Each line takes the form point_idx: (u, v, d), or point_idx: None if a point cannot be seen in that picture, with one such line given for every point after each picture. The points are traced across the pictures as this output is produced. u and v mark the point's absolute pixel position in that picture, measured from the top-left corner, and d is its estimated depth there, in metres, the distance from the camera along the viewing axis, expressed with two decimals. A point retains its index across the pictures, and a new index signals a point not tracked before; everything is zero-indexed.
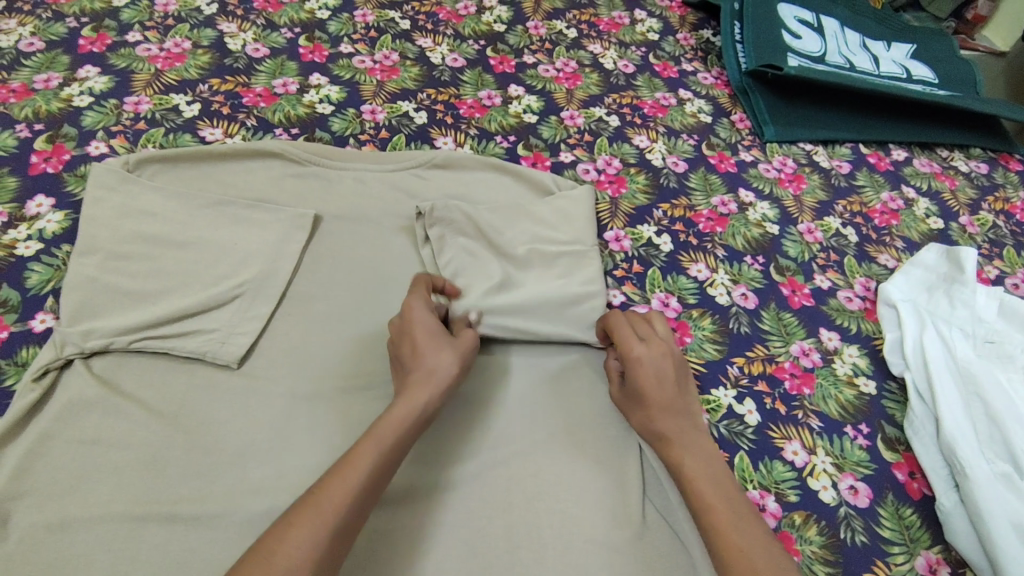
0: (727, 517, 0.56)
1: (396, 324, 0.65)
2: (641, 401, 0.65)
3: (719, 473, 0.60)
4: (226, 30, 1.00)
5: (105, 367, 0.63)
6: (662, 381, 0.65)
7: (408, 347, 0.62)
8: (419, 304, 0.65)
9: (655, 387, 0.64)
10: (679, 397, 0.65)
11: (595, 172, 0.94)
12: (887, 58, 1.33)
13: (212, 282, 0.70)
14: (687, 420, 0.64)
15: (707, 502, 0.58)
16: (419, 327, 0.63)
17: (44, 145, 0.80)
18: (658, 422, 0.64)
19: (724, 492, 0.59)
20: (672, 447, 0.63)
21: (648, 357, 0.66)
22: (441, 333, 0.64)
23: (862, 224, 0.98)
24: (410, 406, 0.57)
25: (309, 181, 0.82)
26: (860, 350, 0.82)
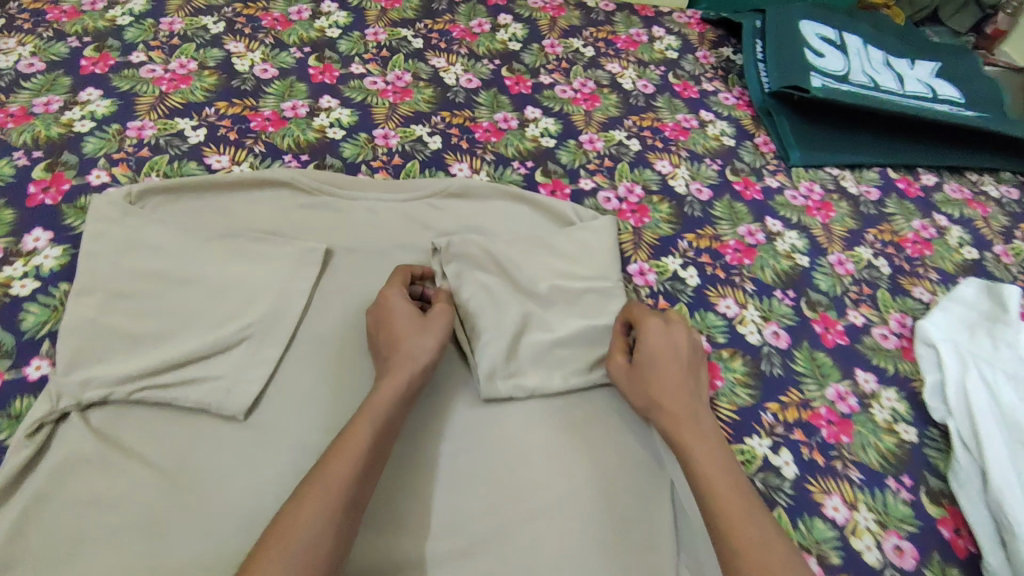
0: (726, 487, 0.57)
1: (373, 316, 0.67)
2: (649, 377, 0.66)
3: (722, 449, 0.61)
4: (233, 50, 0.97)
5: (104, 420, 0.60)
6: (676, 354, 0.68)
7: (385, 339, 0.64)
8: (395, 294, 0.67)
9: (669, 358, 0.67)
10: (687, 374, 0.68)
11: (616, 200, 0.90)
12: (912, 77, 1.28)
13: (217, 323, 0.66)
14: (692, 398, 0.65)
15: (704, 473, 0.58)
16: (396, 316, 0.65)
17: (43, 174, 0.77)
18: (666, 396, 0.64)
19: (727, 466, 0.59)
20: (676, 421, 0.63)
21: (661, 336, 0.69)
22: (417, 319, 0.66)
23: (894, 254, 0.94)
24: (387, 396, 0.59)
25: (320, 212, 0.78)
26: (898, 394, 0.79)
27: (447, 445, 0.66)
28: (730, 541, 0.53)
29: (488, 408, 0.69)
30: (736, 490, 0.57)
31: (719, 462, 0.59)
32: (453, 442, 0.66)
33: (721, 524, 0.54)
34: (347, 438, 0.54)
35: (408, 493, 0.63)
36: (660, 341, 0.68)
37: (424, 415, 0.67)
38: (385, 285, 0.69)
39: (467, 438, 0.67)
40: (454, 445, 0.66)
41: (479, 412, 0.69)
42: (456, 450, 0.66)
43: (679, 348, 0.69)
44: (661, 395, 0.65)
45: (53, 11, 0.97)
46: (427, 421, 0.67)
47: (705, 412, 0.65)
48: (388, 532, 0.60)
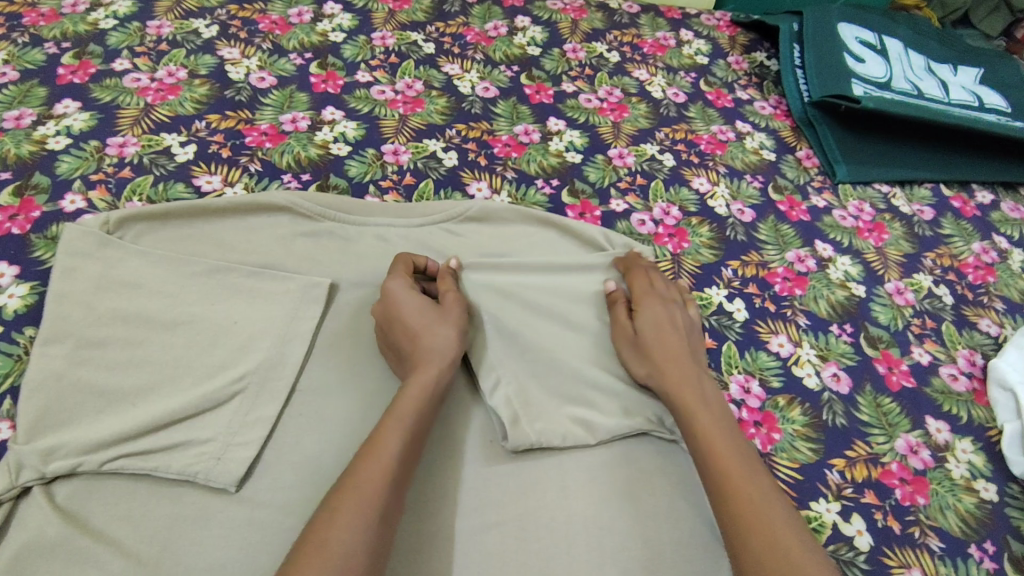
0: (733, 454, 0.54)
1: (379, 311, 0.61)
2: (648, 342, 0.64)
3: (734, 431, 0.57)
4: (227, 56, 0.88)
5: (71, 497, 0.51)
6: (674, 326, 0.65)
7: (402, 334, 0.58)
8: (399, 285, 0.61)
9: (666, 327, 0.65)
10: (687, 345, 0.65)
11: (652, 223, 0.82)
12: (955, 83, 1.14)
13: (206, 375, 0.57)
14: (693, 366, 0.62)
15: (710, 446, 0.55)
16: (405, 308, 0.59)
17: (11, 200, 0.68)
18: (667, 360, 0.62)
19: (742, 453, 0.54)
20: (679, 384, 0.60)
21: (660, 307, 0.66)
22: (431, 308, 0.60)
23: (955, 282, 0.85)
24: (414, 392, 0.54)
25: (324, 240, 0.68)
26: (974, 445, 0.70)
27: (469, 518, 0.57)
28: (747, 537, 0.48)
29: (518, 471, 0.60)
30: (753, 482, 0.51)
31: (736, 448, 0.54)
32: (477, 515, 0.57)
33: (734, 518, 0.49)
34: (349, 486, 0.47)
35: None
36: (660, 312, 0.66)
37: (443, 482, 0.58)
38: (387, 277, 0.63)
39: (493, 511, 0.57)
40: (478, 519, 0.57)
41: (507, 477, 0.59)
42: (480, 525, 0.56)
43: (680, 322, 0.66)
44: (664, 361, 0.62)
45: (30, 14, 0.88)
46: (447, 488, 0.58)
47: (709, 384, 0.62)
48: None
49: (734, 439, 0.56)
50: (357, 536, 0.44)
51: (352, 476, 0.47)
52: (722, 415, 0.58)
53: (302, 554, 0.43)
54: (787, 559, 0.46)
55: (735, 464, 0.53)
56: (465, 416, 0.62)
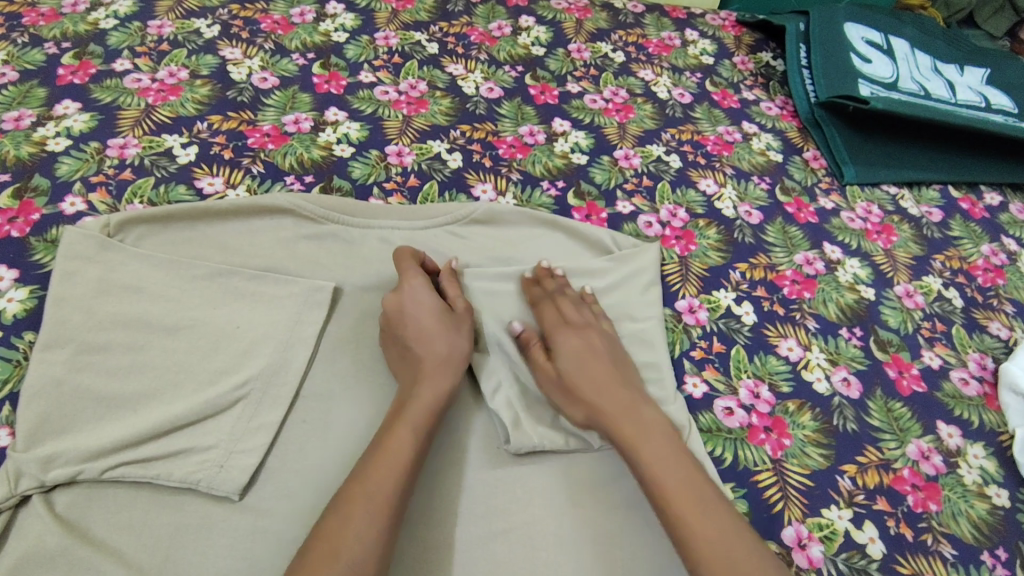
0: (683, 487, 0.51)
1: (394, 306, 0.60)
2: (573, 379, 0.59)
3: (684, 462, 0.53)
4: (229, 56, 0.87)
5: (71, 506, 0.50)
6: (594, 355, 0.61)
7: (415, 334, 0.58)
8: (417, 285, 0.62)
9: (587, 359, 0.60)
10: (614, 372, 0.60)
11: (658, 225, 0.81)
12: (962, 83, 1.12)
13: (208, 380, 0.56)
14: (629, 394, 0.58)
15: (660, 484, 0.52)
16: (422, 310, 0.60)
17: (10, 202, 0.67)
18: (598, 397, 0.58)
19: (695, 487, 0.51)
20: (617, 422, 0.56)
21: (575, 338, 0.62)
22: (445, 314, 0.61)
23: (965, 284, 0.84)
24: (431, 393, 0.54)
25: (328, 243, 0.67)
26: (986, 450, 0.69)
27: (473, 526, 0.55)
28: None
29: (523, 478, 0.58)
30: (714, 525, 0.49)
31: (690, 484, 0.51)
32: (480, 524, 0.55)
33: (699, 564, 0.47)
34: (355, 498, 0.46)
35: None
36: (579, 342, 0.62)
37: (446, 489, 0.57)
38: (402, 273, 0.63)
39: (497, 519, 0.56)
40: (482, 528, 0.55)
41: (511, 484, 0.58)
42: (483, 534, 0.55)
43: (603, 346, 0.62)
44: (594, 396, 0.58)
45: (29, 14, 0.87)
46: (450, 494, 0.56)
47: (650, 411, 0.57)
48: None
49: (688, 472, 0.52)
50: (363, 550, 0.44)
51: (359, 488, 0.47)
52: (667, 446, 0.54)
53: (311, 565, 0.42)
54: None
55: (688, 500, 0.50)
56: (469, 420, 0.60)
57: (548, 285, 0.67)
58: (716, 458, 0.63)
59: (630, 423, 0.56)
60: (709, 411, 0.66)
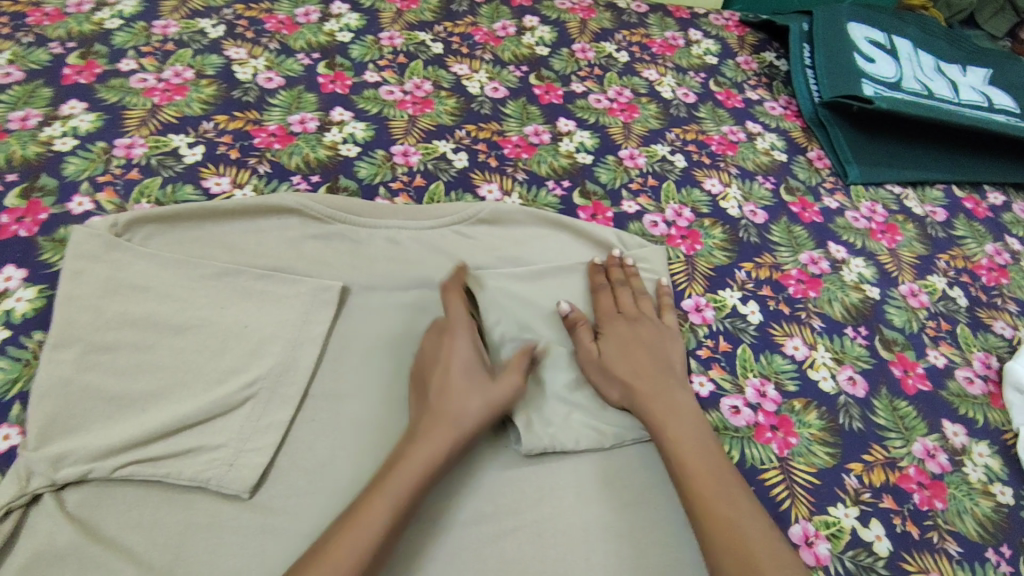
0: (703, 465, 0.54)
1: (432, 351, 0.58)
2: (611, 363, 0.62)
3: (708, 445, 0.56)
4: (234, 56, 0.87)
5: (82, 505, 0.50)
6: (641, 343, 0.65)
7: (438, 383, 0.56)
8: (464, 339, 0.58)
9: (633, 346, 0.64)
10: (657, 358, 0.64)
11: (664, 225, 0.81)
12: (965, 83, 1.12)
13: (217, 379, 0.56)
14: (668, 382, 0.62)
15: (680, 457, 0.55)
16: (456, 363, 0.57)
17: (18, 202, 0.67)
18: (637, 379, 0.61)
19: (716, 469, 0.54)
20: (651, 403, 0.60)
21: (624, 327, 0.66)
22: (480, 374, 0.57)
23: (969, 284, 0.85)
24: (429, 453, 0.51)
25: (335, 243, 0.68)
26: (990, 448, 0.69)
27: (482, 524, 0.55)
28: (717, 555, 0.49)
29: (531, 477, 0.58)
30: (727, 501, 0.52)
31: (711, 464, 0.55)
32: (488, 522, 0.56)
33: (707, 529, 0.50)
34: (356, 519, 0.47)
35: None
36: (625, 333, 0.65)
37: (456, 487, 0.57)
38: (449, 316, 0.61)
39: (506, 517, 0.56)
40: (490, 525, 0.55)
41: (520, 481, 0.58)
42: (492, 532, 0.55)
43: (652, 338, 0.65)
44: (633, 378, 0.61)
45: (34, 13, 0.87)
46: (459, 493, 0.57)
47: (684, 396, 0.61)
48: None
49: (710, 454, 0.56)
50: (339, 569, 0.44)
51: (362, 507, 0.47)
52: (694, 429, 0.58)
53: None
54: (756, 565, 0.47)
55: (704, 475, 0.54)
56: None
57: (614, 275, 0.70)
58: None
59: (662, 402, 0.60)
60: (715, 409, 0.66)
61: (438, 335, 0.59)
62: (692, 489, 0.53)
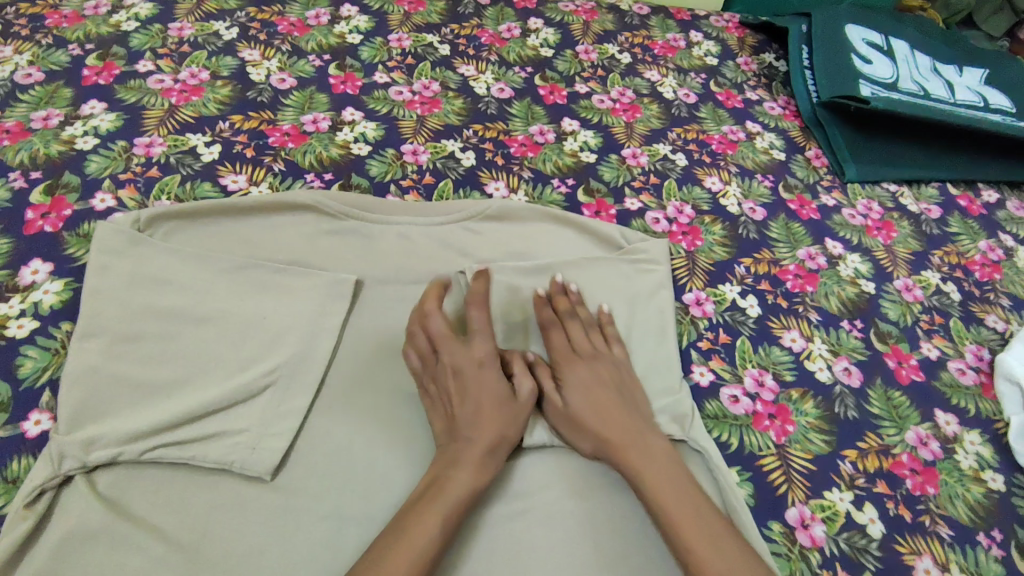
0: (691, 519, 0.52)
1: (452, 382, 0.58)
2: (577, 410, 0.59)
3: (691, 493, 0.54)
4: (248, 57, 0.90)
5: (112, 486, 0.53)
6: (602, 382, 0.62)
7: (472, 416, 0.56)
8: (483, 365, 0.59)
9: (598, 385, 0.61)
10: (623, 397, 0.61)
11: (666, 221, 0.83)
12: (961, 83, 1.15)
13: (238, 367, 0.59)
14: (640, 426, 0.59)
15: (665, 512, 0.52)
16: (483, 394, 0.57)
17: (42, 198, 0.70)
18: (605, 425, 0.58)
19: (704, 520, 0.52)
20: (625, 452, 0.57)
21: (583, 368, 0.62)
22: (505, 397, 0.58)
23: (963, 279, 0.87)
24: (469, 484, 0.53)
25: (348, 238, 0.70)
26: (982, 436, 0.71)
27: (498, 505, 0.58)
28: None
29: (543, 462, 0.61)
30: (723, 558, 0.49)
31: (698, 516, 0.52)
32: (504, 504, 0.58)
33: None
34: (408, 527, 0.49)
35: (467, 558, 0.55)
36: (587, 375, 0.62)
37: None
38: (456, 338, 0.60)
39: (521, 499, 0.59)
40: (507, 507, 0.58)
41: (532, 469, 0.60)
42: (508, 513, 0.58)
43: (611, 376, 0.63)
44: (602, 425, 0.58)
45: (52, 15, 0.90)
46: None
47: (653, 437, 0.59)
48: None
49: (696, 503, 0.53)
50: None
51: (414, 516, 0.49)
52: (677, 477, 0.55)
53: None
54: None
55: (695, 532, 0.51)
56: None
57: (560, 306, 0.67)
58: (721, 442, 0.65)
59: (636, 450, 0.57)
60: (715, 399, 0.68)
61: (457, 361, 0.59)
62: (686, 548, 0.50)
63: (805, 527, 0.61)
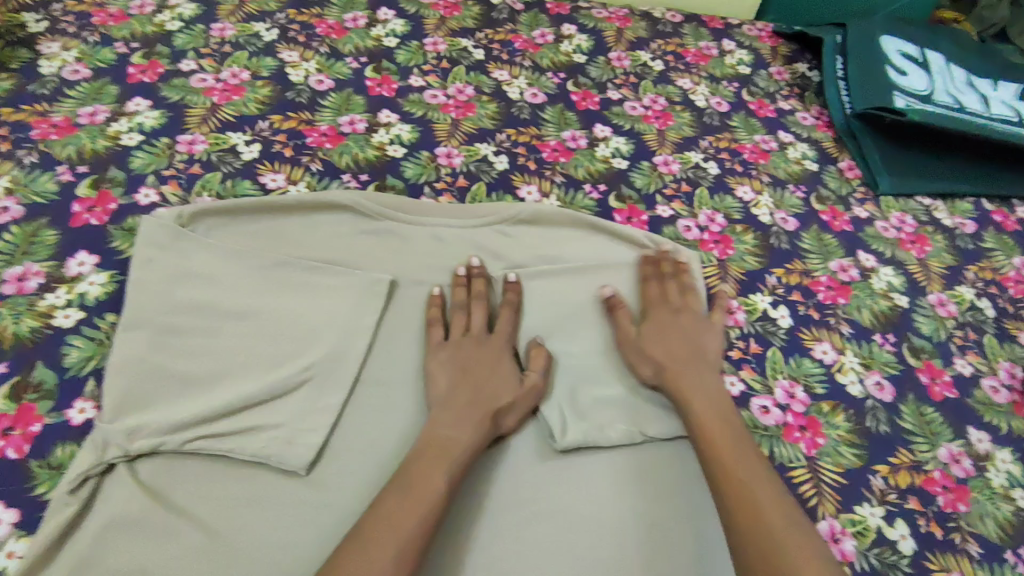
0: (723, 428, 0.58)
1: (471, 353, 0.62)
2: (647, 342, 0.65)
3: (730, 417, 0.59)
4: (288, 58, 0.91)
5: (153, 474, 0.54)
6: (679, 332, 0.67)
7: (477, 384, 0.60)
8: (506, 358, 0.63)
9: (673, 333, 0.66)
10: (697, 344, 0.66)
11: (697, 229, 0.83)
12: (997, 99, 1.13)
13: (276, 363, 0.60)
14: (699, 365, 0.64)
15: (698, 416, 0.59)
16: (495, 372, 0.61)
17: (89, 192, 0.71)
18: (665, 354, 0.64)
19: (732, 434, 0.57)
20: (679, 376, 0.63)
21: (666, 316, 0.68)
22: (512, 377, 0.61)
23: (997, 295, 0.86)
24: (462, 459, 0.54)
25: (384, 239, 0.71)
26: (1014, 455, 0.70)
27: (523, 502, 0.58)
28: (733, 519, 0.51)
29: (565, 467, 0.61)
30: (740, 459, 0.55)
31: (729, 434, 0.57)
32: (527, 501, 0.58)
33: (721, 486, 0.54)
34: (414, 490, 0.51)
35: (484, 549, 0.55)
36: (668, 320, 0.67)
37: (492, 470, 0.59)
38: (476, 322, 0.65)
39: (541, 500, 0.59)
40: (525, 508, 0.58)
41: (560, 469, 0.61)
42: (529, 512, 0.58)
43: (689, 328, 0.67)
44: (665, 358, 0.64)
45: (99, 13, 0.92)
46: (496, 473, 0.59)
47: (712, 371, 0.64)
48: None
49: (732, 428, 0.58)
50: (390, 550, 0.46)
51: (412, 488, 0.51)
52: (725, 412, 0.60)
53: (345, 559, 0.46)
54: (756, 516, 0.51)
55: (722, 438, 0.57)
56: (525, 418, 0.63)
57: (665, 268, 0.72)
58: None
59: (690, 373, 0.63)
60: (746, 408, 0.68)
61: (481, 340, 0.64)
62: (711, 448, 0.56)
63: (835, 541, 0.61)
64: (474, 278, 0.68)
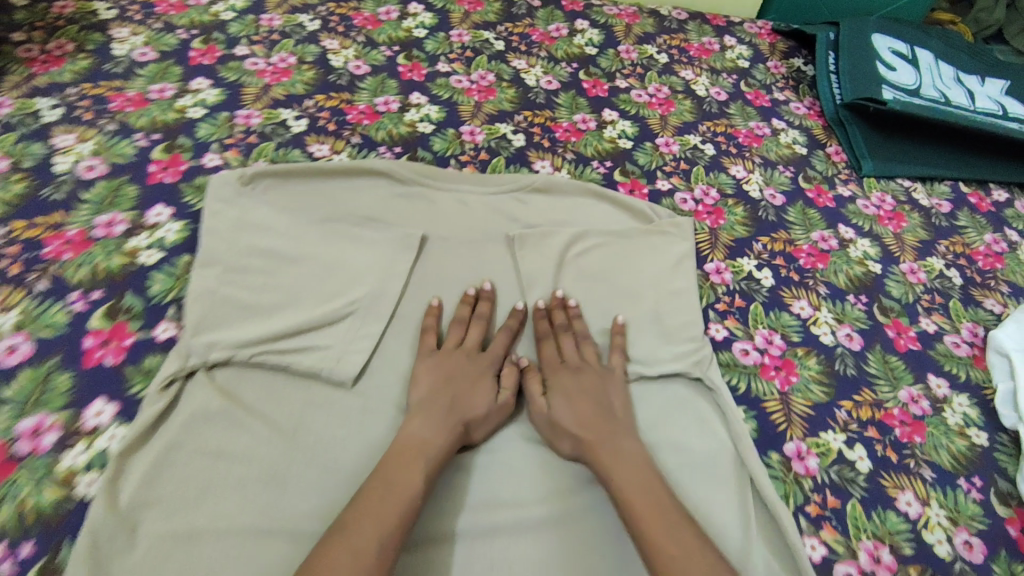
0: (650, 505, 0.57)
1: (457, 367, 0.67)
2: (559, 418, 0.64)
3: (655, 488, 0.59)
4: (329, 46, 1.02)
5: (227, 380, 0.64)
6: (586, 394, 0.66)
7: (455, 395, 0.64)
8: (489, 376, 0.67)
9: (579, 399, 0.65)
10: (602, 405, 0.66)
11: (692, 202, 0.93)
12: (981, 93, 1.21)
13: (326, 297, 0.70)
14: (614, 432, 0.63)
15: (625, 496, 0.58)
16: (472, 387, 0.65)
17: (162, 155, 0.83)
18: (580, 428, 0.63)
19: (661, 508, 0.57)
20: (599, 452, 0.61)
21: (569, 378, 0.68)
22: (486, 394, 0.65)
23: (965, 266, 0.95)
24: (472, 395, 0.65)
25: (415, 201, 0.82)
26: (970, 400, 0.79)
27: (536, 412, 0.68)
28: None
29: None
30: (674, 540, 0.54)
31: (656, 509, 0.56)
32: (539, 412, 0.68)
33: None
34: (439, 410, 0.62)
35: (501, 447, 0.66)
36: (570, 385, 0.67)
37: None
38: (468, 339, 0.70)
39: None
40: None
41: None
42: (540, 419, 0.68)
43: (594, 387, 0.67)
44: (581, 430, 0.63)
45: (162, 4, 1.04)
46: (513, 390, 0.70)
47: (628, 437, 0.63)
48: (474, 509, 0.61)
49: (659, 501, 0.57)
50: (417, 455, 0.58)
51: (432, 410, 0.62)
52: (642, 475, 0.59)
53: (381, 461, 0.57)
54: None
55: (652, 517, 0.56)
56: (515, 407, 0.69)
57: (557, 322, 0.73)
58: (732, 386, 0.75)
59: (607, 447, 0.62)
60: (728, 350, 0.78)
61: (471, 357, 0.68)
62: (644, 532, 0.55)
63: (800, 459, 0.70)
64: (481, 299, 0.73)
